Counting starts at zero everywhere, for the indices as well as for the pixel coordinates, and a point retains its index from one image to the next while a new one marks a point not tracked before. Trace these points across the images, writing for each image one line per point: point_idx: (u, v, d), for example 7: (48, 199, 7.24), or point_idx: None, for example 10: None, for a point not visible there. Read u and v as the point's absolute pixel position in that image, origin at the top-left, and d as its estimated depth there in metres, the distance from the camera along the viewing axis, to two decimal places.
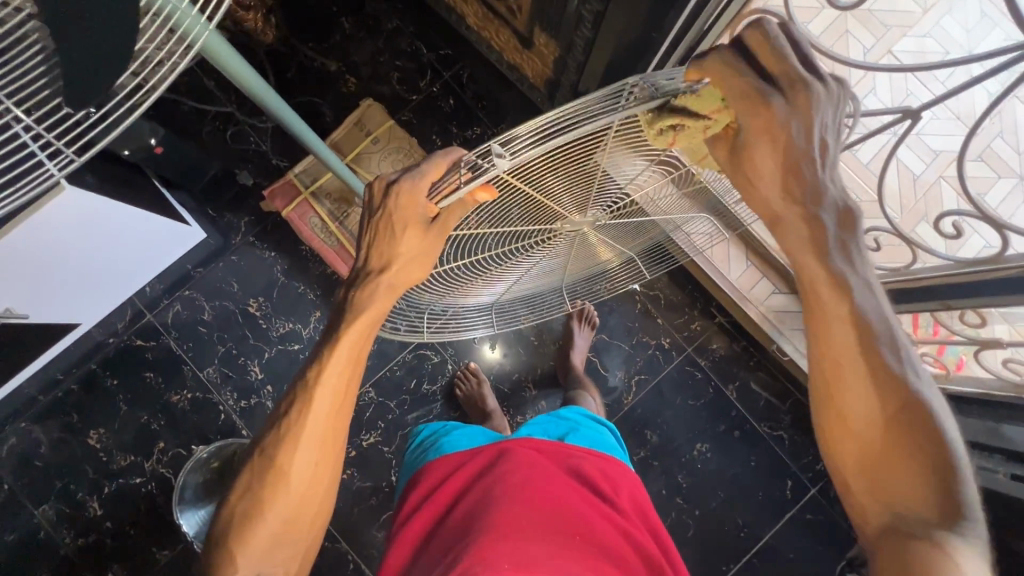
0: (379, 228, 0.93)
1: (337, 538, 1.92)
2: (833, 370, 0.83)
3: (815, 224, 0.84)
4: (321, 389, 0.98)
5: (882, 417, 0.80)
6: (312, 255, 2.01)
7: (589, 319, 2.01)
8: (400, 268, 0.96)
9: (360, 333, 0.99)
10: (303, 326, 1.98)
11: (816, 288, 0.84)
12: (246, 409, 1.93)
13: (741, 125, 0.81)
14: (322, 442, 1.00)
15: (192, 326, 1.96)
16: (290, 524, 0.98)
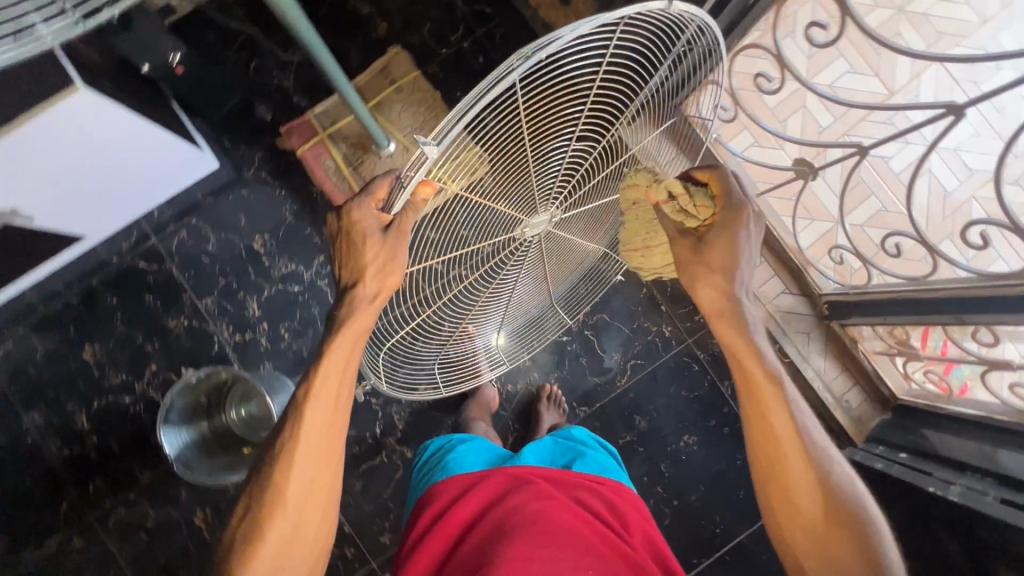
0: (347, 244, 1.08)
1: None
2: (775, 448, 1.06)
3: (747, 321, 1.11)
4: (313, 409, 1.15)
5: (813, 486, 1.03)
6: (323, 198, 1.99)
7: (557, 401, 1.97)
8: (376, 278, 1.08)
9: (344, 352, 1.14)
10: (305, 268, 1.97)
11: (755, 377, 1.08)
12: (240, 343, 1.94)
13: (719, 218, 1.09)
14: (316, 452, 1.15)
15: (196, 255, 1.95)
16: (295, 537, 1.12)
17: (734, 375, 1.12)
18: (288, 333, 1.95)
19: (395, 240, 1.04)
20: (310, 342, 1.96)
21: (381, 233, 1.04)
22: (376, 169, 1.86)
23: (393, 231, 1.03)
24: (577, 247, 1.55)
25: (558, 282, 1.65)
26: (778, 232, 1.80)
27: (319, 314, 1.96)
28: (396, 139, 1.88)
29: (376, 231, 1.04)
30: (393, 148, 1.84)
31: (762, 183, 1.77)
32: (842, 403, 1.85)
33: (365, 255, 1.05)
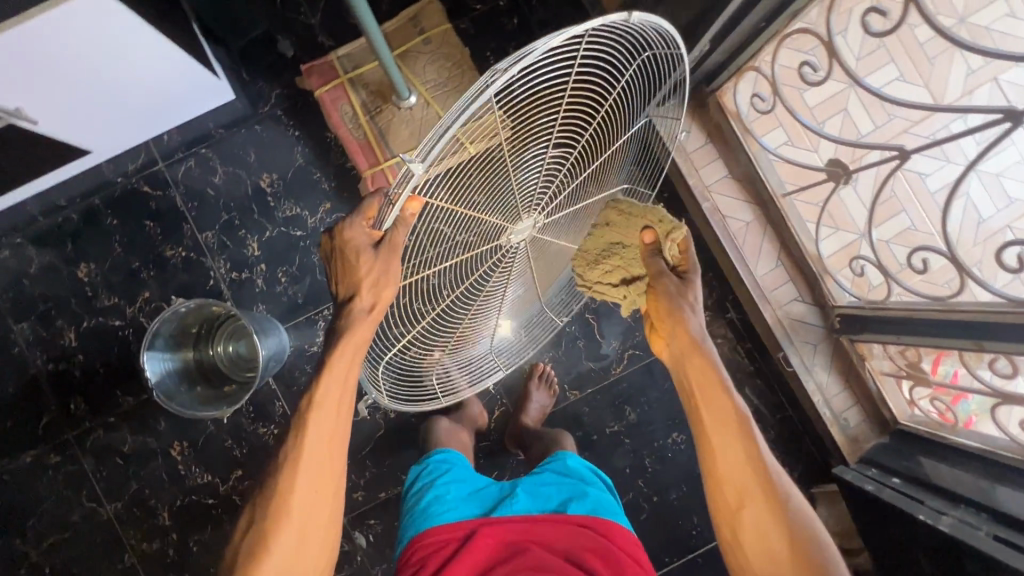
0: (342, 264, 1.10)
1: None
2: (735, 475, 1.13)
3: (706, 354, 1.21)
4: (317, 419, 1.12)
5: (768, 513, 1.10)
6: (336, 144, 1.94)
7: (547, 381, 1.91)
8: (371, 288, 1.09)
9: (346, 361, 1.12)
10: (309, 213, 1.92)
11: (715, 407, 1.17)
12: (235, 281, 1.90)
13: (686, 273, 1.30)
14: (320, 459, 1.13)
15: (201, 186, 1.91)
16: (303, 543, 1.11)
17: (700, 412, 1.19)
18: (284, 278, 1.92)
19: (388, 254, 1.06)
20: (307, 288, 1.92)
21: (373, 251, 1.06)
22: (395, 121, 1.83)
23: (386, 247, 1.06)
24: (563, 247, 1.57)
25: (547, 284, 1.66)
26: (800, 237, 1.72)
27: (318, 262, 1.92)
28: (418, 91, 1.83)
29: (368, 249, 1.06)
30: (413, 101, 1.80)
31: (790, 183, 1.68)
32: (839, 420, 1.79)
33: (361, 269, 1.07)
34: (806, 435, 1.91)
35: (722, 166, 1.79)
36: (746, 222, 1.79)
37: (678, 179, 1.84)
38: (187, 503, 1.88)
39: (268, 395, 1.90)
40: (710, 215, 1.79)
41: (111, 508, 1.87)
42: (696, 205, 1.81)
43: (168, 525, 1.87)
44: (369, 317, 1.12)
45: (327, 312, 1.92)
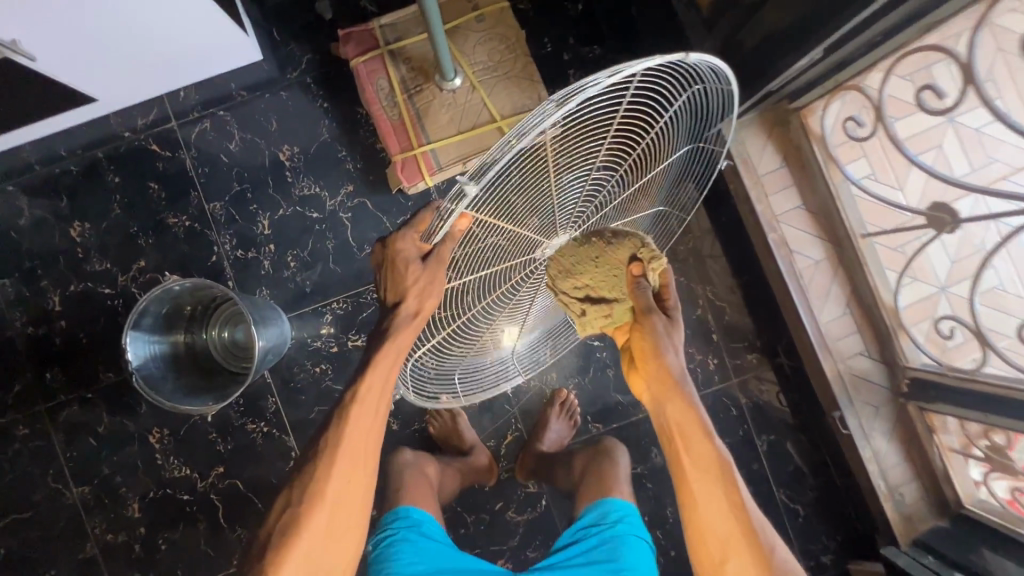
0: (387, 270, 1.02)
1: (286, 432, 1.72)
2: (725, 537, 0.99)
3: (688, 398, 1.09)
4: (357, 414, 1.04)
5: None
6: (367, 122, 1.75)
7: (570, 413, 1.73)
8: (416, 296, 1.01)
9: (390, 358, 1.04)
10: (329, 195, 1.74)
11: (695, 457, 1.05)
12: (240, 260, 1.73)
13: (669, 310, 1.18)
14: (354, 453, 1.03)
15: (214, 151, 1.73)
16: (326, 552, 0.98)
17: (677, 460, 1.07)
18: (294, 263, 1.74)
19: (436, 267, 0.98)
20: (316, 277, 1.74)
21: (420, 264, 0.99)
22: (436, 103, 1.65)
23: (434, 261, 0.98)
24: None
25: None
26: (876, 285, 1.50)
27: (332, 249, 1.74)
28: (464, 73, 1.65)
29: (415, 259, 0.99)
30: (457, 83, 1.64)
31: (872, 224, 1.46)
32: (894, 495, 1.59)
33: (406, 279, 0.99)
34: (851, 504, 1.71)
35: (796, 195, 1.59)
36: (815, 261, 1.59)
37: (742, 203, 1.64)
38: (160, 497, 1.71)
39: (261, 389, 1.73)
40: (775, 247, 1.59)
41: (77, 492, 1.71)
42: (760, 236, 1.61)
43: (137, 518, 1.71)
44: (410, 327, 1.04)
45: (336, 305, 1.74)
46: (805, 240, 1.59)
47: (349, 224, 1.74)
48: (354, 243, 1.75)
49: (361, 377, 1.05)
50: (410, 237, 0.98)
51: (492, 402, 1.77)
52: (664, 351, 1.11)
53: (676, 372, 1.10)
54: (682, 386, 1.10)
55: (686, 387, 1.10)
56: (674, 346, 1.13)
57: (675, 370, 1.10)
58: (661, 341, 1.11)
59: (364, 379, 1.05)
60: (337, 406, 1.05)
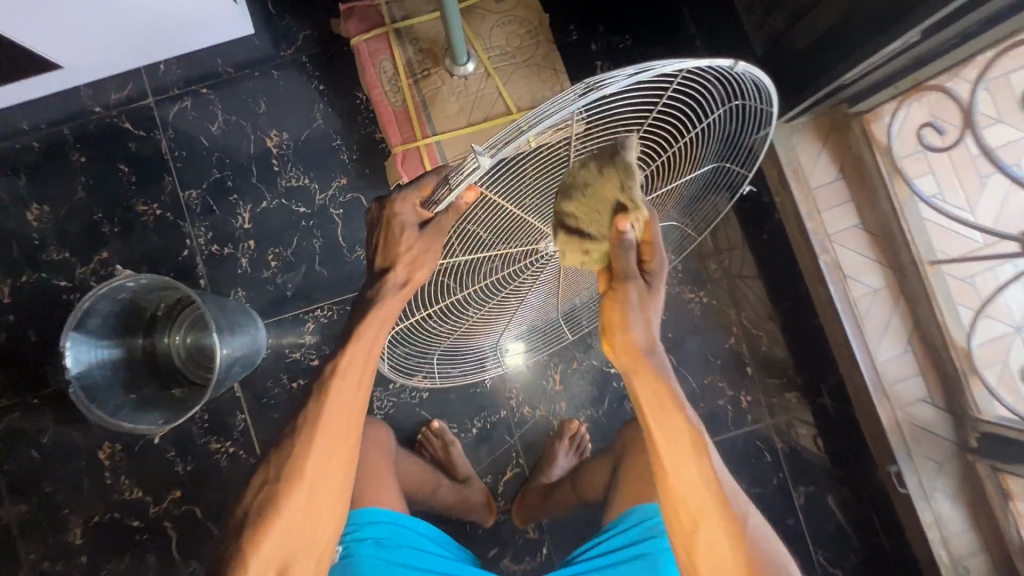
0: (382, 232, 0.89)
1: (254, 454, 1.51)
2: (694, 514, 0.81)
3: (655, 364, 0.83)
4: (338, 388, 0.88)
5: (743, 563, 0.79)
6: (366, 108, 1.56)
7: (580, 449, 1.50)
8: (406, 266, 0.89)
9: (374, 329, 0.90)
10: (319, 187, 1.55)
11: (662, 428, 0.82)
12: (215, 256, 1.53)
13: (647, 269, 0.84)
14: (336, 428, 0.88)
15: (194, 133, 1.55)
16: (304, 534, 0.85)
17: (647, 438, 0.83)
18: (275, 262, 1.54)
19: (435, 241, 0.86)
20: (300, 279, 1.54)
21: (418, 233, 0.86)
22: (444, 90, 1.46)
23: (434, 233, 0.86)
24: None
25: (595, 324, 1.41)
26: (945, 322, 1.26)
27: (320, 249, 1.55)
28: (478, 57, 1.46)
29: (414, 226, 0.86)
30: (470, 68, 1.44)
31: (942, 250, 1.23)
32: (956, 565, 1.31)
33: (400, 246, 0.87)
34: None
35: (851, 213, 1.38)
36: (871, 290, 1.37)
37: (790, 218, 1.42)
38: (106, 522, 1.49)
39: (229, 404, 1.52)
40: (827, 271, 1.38)
41: (13, 512, 1.49)
42: (810, 258, 1.40)
43: (78, 545, 1.49)
44: (395, 298, 0.91)
45: (320, 313, 1.54)
46: (860, 265, 1.37)
47: (340, 222, 1.55)
48: (344, 243, 1.55)
49: (340, 353, 0.89)
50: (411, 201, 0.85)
51: (492, 432, 1.54)
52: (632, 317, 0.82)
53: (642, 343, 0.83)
54: (652, 354, 0.83)
55: (654, 351, 0.83)
56: (645, 312, 0.83)
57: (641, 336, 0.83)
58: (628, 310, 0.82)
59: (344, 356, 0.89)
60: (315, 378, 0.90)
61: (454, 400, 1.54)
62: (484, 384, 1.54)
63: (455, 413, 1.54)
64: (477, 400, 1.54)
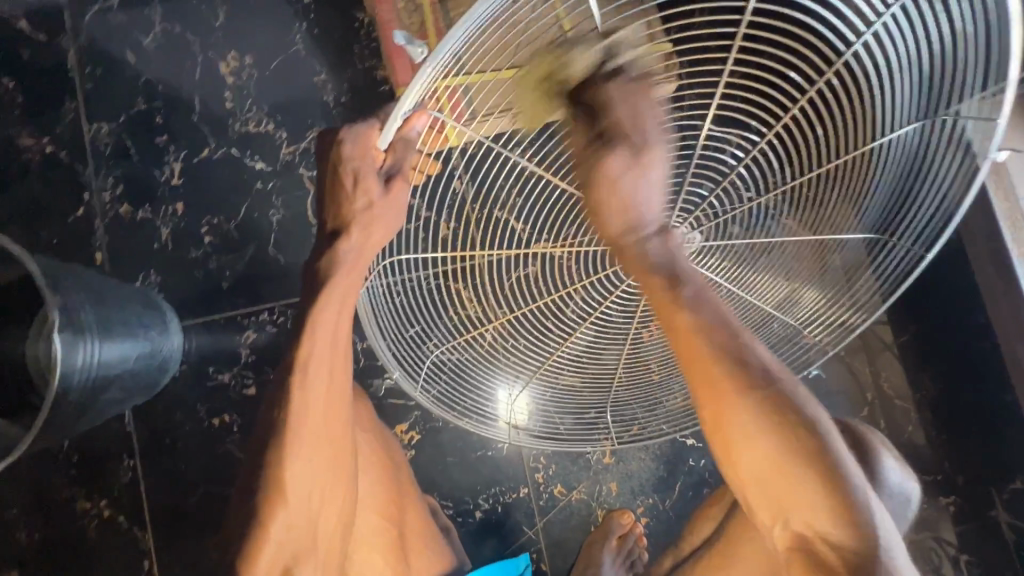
0: (326, 186, 0.63)
1: (141, 522, 0.99)
2: (706, 391, 0.57)
3: (640, 237, 0.61)
4: (305, 384, 0.63)
5: (780, 447, 0.55)
6: (367, 34, 1.10)
7: (632, 556, 0.99)
8: (362, 228, 0.62)
9: (339, 301, 0.63)
10: (287, 137, 1.08)
11: (657, 298, 0.60)
12: (124, 220, 1.05)
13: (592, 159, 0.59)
14: (321, 424, 0.65)
15: (117, 44, 1.08)
16: (313, 553, 0.64)
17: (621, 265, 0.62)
18: (211, 239, 1.06)
19: (401, 196, 0.61)
20: (243, 266, 1.06)
21: (381, 188, 0.60)
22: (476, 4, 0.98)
23: (398, 184, 0.61)
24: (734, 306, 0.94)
25: (665, 381, 0.93)
26: None
27: (277, 225, 1.06)
28: None
29: (374, 176, 0.60)
30: None
31: None
32: None
33: (353, 205, 0.61)
34: None
35: None
36: None
37: (980, 238, 0.95)
38: None
39: (111, 442, 1.01)
40: None
41: None
42: (1008, 302, 0.92)
43: None
44: (351, 269, 0.63)
45: (267, 319, 1.05)
46: None
47: (312, 188, 1.07)
48: (314, 219, 1.07)
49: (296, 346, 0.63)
50: (359, 139, 0.59)
51: (503, 519, 1.03)
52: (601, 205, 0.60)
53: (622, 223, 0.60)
54: (640, 225, 0.61)
55: (644, 219, 0.61)
56: (614, 181, 0.58)
57: (619, 212, 0.59)
58: (597, 184, 0.58)
59: (303, 341, 0.63)
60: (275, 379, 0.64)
61: (452, 465, 1.04)
62: (498, 446, 1.04)
63: (450, 485, 1.03)
64: (485, 470, 1.04)
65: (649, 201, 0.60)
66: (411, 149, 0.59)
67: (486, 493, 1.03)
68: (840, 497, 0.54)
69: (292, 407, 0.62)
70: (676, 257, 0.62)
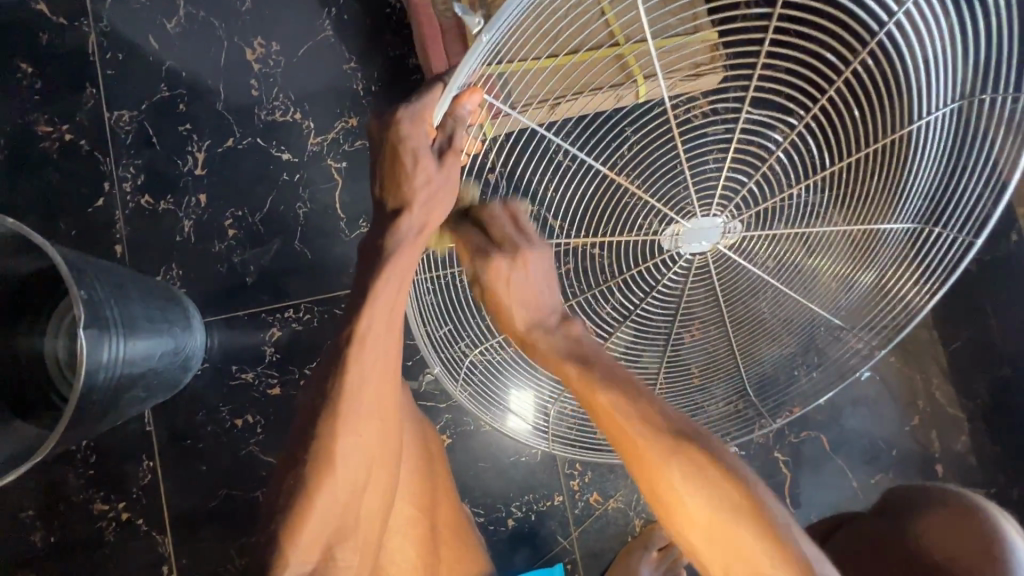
0: (385, 164, 0.60)
1: (162, 526, 0.96)
2: (623, 444, 0.59)
3: (545, 326, 0.65)
4: (357, 358, 0.61)
5: (704, 492, 0.54)
6: (399, 21, 1.06)
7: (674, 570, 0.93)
8: (423, 207, 0.59)
9: (400, 276, 0.61)
10: (315, 128, 1.04)
11: (561, 372, 0.63)
12: (146, 211, 1.01)
13: (485, 288, 0.65)
14: (373, 402, 0.62)
15: (140, 30, 1.04)
16: (350, 533, 0.62)
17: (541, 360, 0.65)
18: (235, 232, 1.02)
19: (456, 172, 0.58)
20: (269, 261, 1.02)
21: (436, 164, 0.57)
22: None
23: (453, 159, 0.58)
24: (776, 304, 0.86)
25: (708, 386, 0.90)
26: None
27: (303, 218, 1.02)
28: None
29: (429, 155, 0.57)
30: None
31: None
32: None
33: (412, 183, 0.58)
34: None
35: None
36: None
37: None
38: None
39: (130, 441, 0.97)
40: None
41: None
42: None
43: None
44: (411, 247, 0.60)
45: (292, 315, 1.01)
46: None
47: (340, 180, 1.03)
48: (341, 213, 1.03)
49: (347, 333, 0.61)
50: (415, 114, 0.56)
51: (536, 528, 0.99)
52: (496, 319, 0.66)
53: (522, 321, 0.65)
54: (542, 320, 0.65)
55: (545, 311, 0.66)
56: (506, 281, 0.63)
57: (523, 306, 0.64)
58: (492, 287, 0.64)
59: (361, 317, 0.61)
60: (326, 353, 0.63)
61: (484, 471, 0.99)
62: (531, 452, 1.00)
63: (483, 492, 0.99)
64: (518, 475, 0.99)
65: (549, 292, 0.66)
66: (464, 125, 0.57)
67: (521, 500, 0.99)
68: (777, 537, 0.52)
69: (346, 383, 0.61)
70: (583, 343, 0.66)
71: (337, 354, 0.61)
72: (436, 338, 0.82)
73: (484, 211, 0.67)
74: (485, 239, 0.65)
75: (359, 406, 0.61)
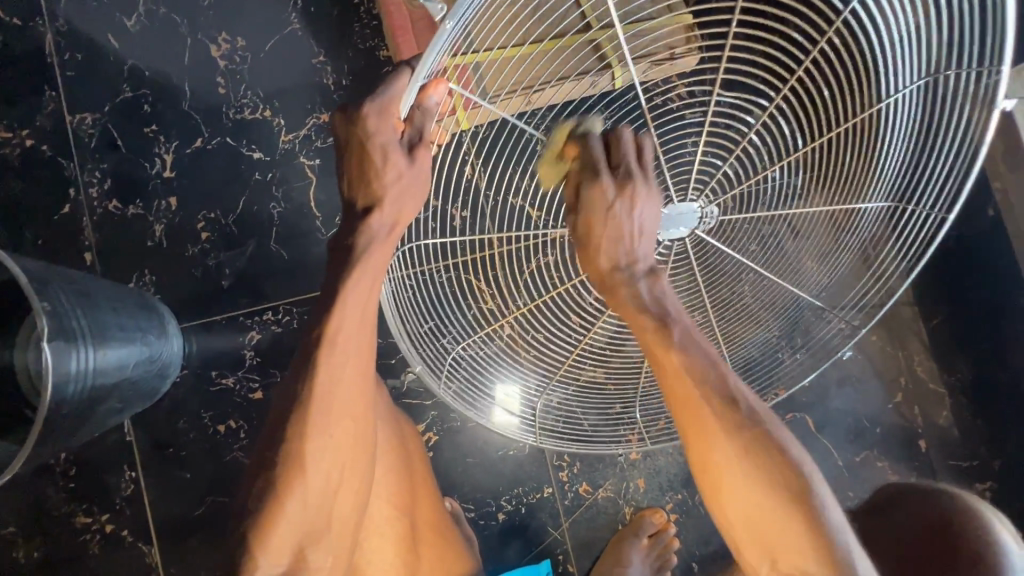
0: (352, 162, 0.58)
1: (149, 536, 0.94)
2: (693, 430, 0.62)
3: (629, 275, 0.66)
4: (328, 361, 0.60)
5: (771, 497, 0.58)
6: (368, 12, 1.03)
7: (663, 556, 0.95)
8: (395, 203, 0.58)
9: (369, 278, 0.60)
10: (286, 125, 1.01)
11: (647, 342, 0.65)
12: (115, 215, 0.98)
13: (580, 221, 0.64)
14: (346, 405, 0.61)
15: (99, 28, 1.01)
16: (321, 533, 0.61)
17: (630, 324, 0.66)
18: (209, 235, 0.99)
19: (428, 164, 0.57)
20: (244, 262, 0.99)
21: (406, 159, 0.56)
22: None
23: (424, 151, 0.57)
24: (760, 289, 0.85)
25: None
26: None
27: (278, 218, 1.00)
28: None
29: (399, 149, 0.55)
30: None
31: None
32: None
33: (383, 179, 0.56)
34: None
35: None
36: None
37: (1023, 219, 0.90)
38: None
39: (111, 452, 0.95)
40: None
41: None
42: None
43: None
44: (383, 245, 0.60)
45: (271, 318, 0.99)
46: None
47: (314, 177, 1.01)
48: (317, 211, 1.01)
49: (315, 337, 0.60)
50: (382, 106, 0.54)
51: (526, 520, 0.99)
52: (588, 239, 0.65)
53: (608, 259, 0.66)
54: (630, 267, 0.66)
55: (640, 258, 0.66)
56: (608, 210, 0.63)
57: (609, 252, 0.65)
58: (593, 212, 0.63)
59: (330, 318, 0.60)
60: (297, 356, 0.61)
61: (472, 466, 0.99)
62: (518, 445, 0.99)
63: (473, 487, 0.99)
64: (507, 469, 0.99)
65: (645, 236, 0.66)
66: (432, 117, 0.56)
67: (511, 493, 0.99)
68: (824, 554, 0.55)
69: (316, 387, 0.59)
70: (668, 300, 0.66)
71: (306, 358, 0.60)
72: (418, 337, 0.80)
73: (589, 144, 0.63)
74: (596, 167, 0.62)
75: (330, 410, 0.60)
